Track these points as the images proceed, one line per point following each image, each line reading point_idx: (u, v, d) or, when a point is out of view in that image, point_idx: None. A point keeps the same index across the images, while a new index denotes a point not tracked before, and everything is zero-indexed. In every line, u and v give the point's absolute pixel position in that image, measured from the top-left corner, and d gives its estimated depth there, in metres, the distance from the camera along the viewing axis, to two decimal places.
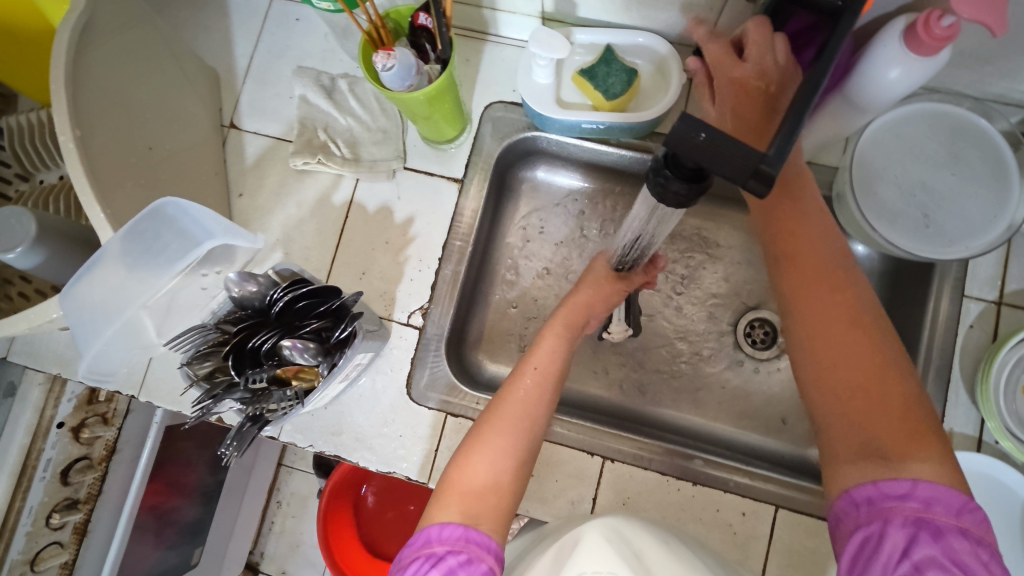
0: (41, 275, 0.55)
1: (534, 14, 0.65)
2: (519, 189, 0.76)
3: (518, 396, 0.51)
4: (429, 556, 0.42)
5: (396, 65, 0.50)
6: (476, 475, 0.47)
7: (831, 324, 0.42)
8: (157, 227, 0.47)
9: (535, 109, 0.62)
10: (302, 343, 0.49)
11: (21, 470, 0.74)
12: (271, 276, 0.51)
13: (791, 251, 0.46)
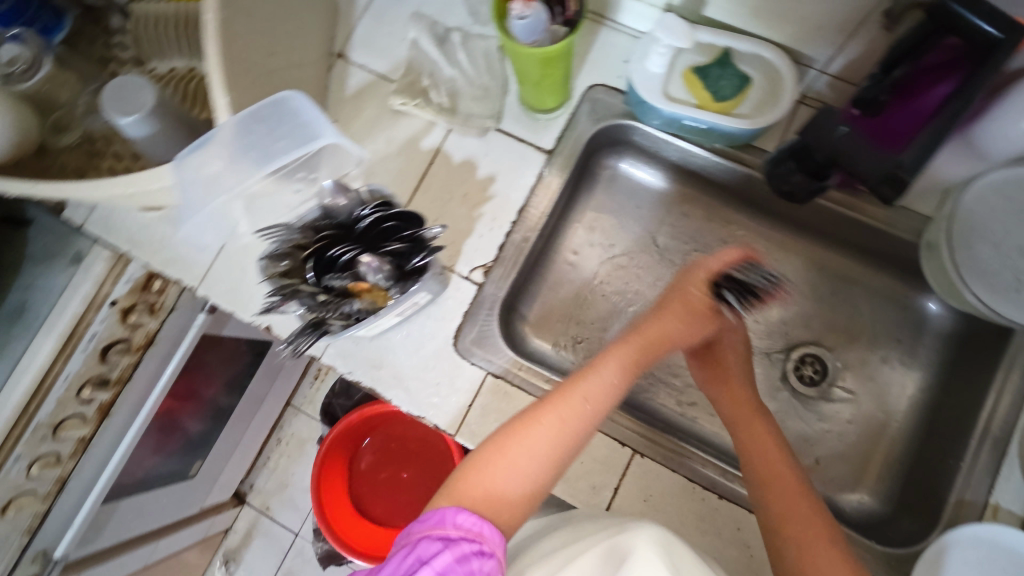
0: (143, 146, 0.56)
1: (657, 6, 0.64)
2: (600, 176, 0.77)
3: (565, 415, 0.53)
4: (442, 536, 0.45)
5: (533, 16, 0.51)
6: (507, 478, 0.50)
7: (774, 489, 0.54)
8: (276, 117, 0.50)
9: (642, 96, 0.62)
10: (379, 264, 0.51)
11: (68, 337, 0.76)
12: (362, 194, 0.52)
13: (739, 429, 0.61)
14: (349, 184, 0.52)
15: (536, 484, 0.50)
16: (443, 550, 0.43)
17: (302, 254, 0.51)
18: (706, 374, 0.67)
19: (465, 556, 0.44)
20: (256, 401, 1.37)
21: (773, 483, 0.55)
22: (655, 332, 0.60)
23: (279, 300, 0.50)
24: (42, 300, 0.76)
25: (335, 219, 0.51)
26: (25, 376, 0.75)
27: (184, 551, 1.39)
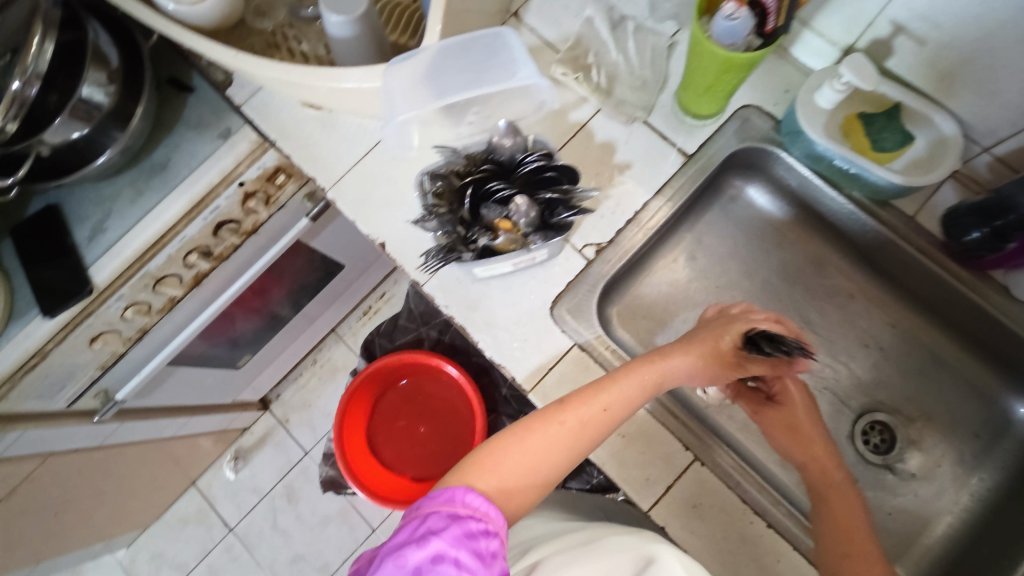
0: (336, 45, 0.61)
1: (840, 44, 0.66)
2: (723, 194, 0.77)
3: (583, 408, 0.55)
4: (451, 512, 0.47)
5: (741, 21, 0.53)
6: (519, 465, 0.52)
7: (846, 568, 0.55)
8: (488, 46, 0.61)
9: (802, 126, 0.63)
10: (528, 207, 0.53)
11: (197, 203, 0.80)
12: (528, 141, 0.55)
13: (831, 508, 0.60)
14: (519, 128, 0.55)
15: (540, 479, 0.53)
16: (452, 523, 0.45)
17: (457, 181, 0.55)
18: (780, 433, 0.66)
19: (473, 531, 0.46)
20: (308, 319, 1.42)
21: (849, 561, 0.55)
22: (676, 362, 0.61)
23: (427, 217, 0.55)
24: (185, 163, 0.80)
25: (497, 156, 0.54)
26: (149, 227, 0.79)
27: (205, 436, 1.45)
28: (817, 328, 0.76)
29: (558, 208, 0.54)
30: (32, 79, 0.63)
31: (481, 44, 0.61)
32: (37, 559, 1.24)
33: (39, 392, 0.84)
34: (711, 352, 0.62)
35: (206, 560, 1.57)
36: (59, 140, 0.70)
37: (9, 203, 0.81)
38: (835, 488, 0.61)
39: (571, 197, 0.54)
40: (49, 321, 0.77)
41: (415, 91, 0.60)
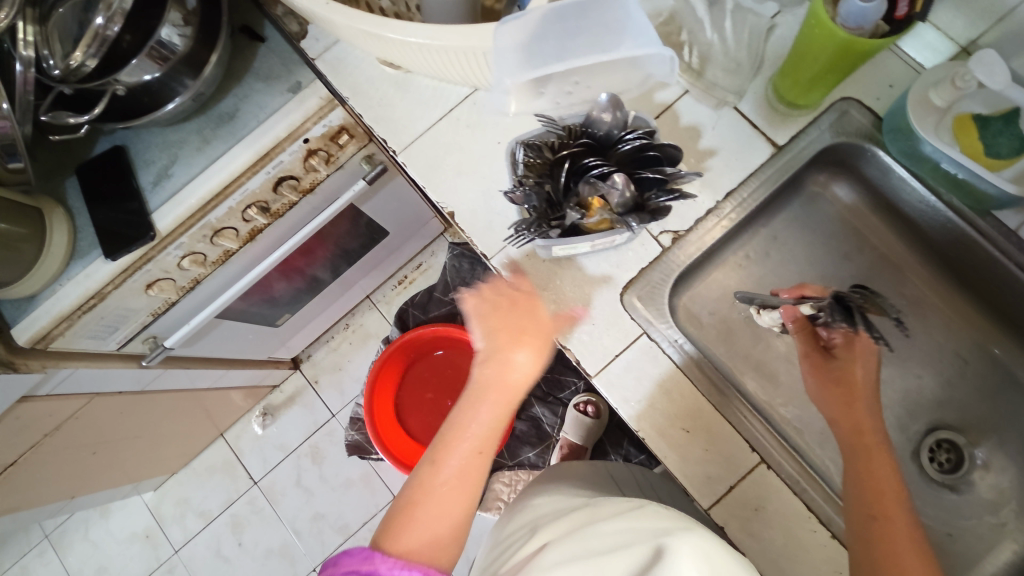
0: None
1: (958, 40, 0.64)
2: (807, 191, 0.74)
3: (455, 455, 0.56)
4: (371, 570, 0.48)
5: (877, 3, 0.50)
6: (428, 524, 0.53)
7: (877, 530, 0.53)
8: (601, 14, 0.57)
9: (914, 125, 0.59)
10: (625, 186, 0.53)
11: (262, 156, 0.78)
12: (628, 117, 0.54)
13: (863, 463, 0.57)
14: (622, 102, 0.53)
15: (461, 518, 0.54)
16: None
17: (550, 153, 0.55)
18: (830, 388, 0.61)
19: None
20: (346, 285, 1.41)
21: (878, 523, 0.53)
22: (517, 368, 0.58)
23: (516, 186, 0.55)
24: (253, 114, 0.78)
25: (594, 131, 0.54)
26: (213, 176, 0.77)
27: (237, 390, 1.47)
28: (891, 338, 0.73)
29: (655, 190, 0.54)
30: (115, 17, 0.62)
31: (595, 9, 0.57)
32: (72, 494, 1.28)
33: (93, 333, 0.85)
34: (534, 344, 0.59)
35: (230, 509, 1.60)
36: (132, 82, 0.69)
37: (76, 143, 0.81)
38: (867, 447, 0.58)
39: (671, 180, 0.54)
40: (110, 263, 0.77)
41: (520, 53, 0.56)
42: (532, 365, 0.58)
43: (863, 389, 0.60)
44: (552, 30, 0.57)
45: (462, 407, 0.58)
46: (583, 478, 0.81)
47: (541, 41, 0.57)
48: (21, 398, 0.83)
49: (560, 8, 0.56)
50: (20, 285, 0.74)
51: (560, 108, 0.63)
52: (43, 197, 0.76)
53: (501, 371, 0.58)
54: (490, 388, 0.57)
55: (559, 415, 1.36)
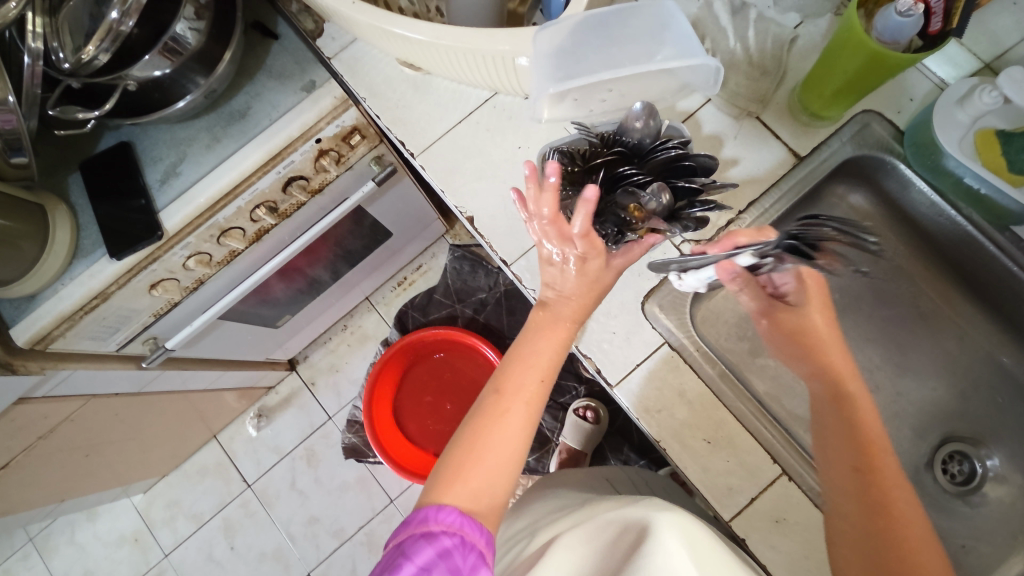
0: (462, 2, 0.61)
1: (982, 57, 0.65)
2: (825, 201, 0.72)
3: (514, 390, 0.55)
4: (426, 533, 0.47)
5: (915, 18, 0.50)
6: (487, 462, 0.52)
7: (865, 480, 0.53)
8: (640, 20, 0.56)
9: (939, 139, 0.59)
10: (661, 194, 0.54)
11: (274, 155, 0.76)
12: (661, 127, 0.56)
13: (846, 425, 0.57)
14: (656, 111, 0.55)
15: (517, 461, 0.53)
16: (425, 546, 0.46)
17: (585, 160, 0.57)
18: (792, 339, 0.62)
19: (449, 550, 0.46)
20: (346, 287, 1.39)
21: (864, 476, 0.54)
22: (563, 308, 0.57)
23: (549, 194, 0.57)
24: (265, 112, 0.77)
25: (627, 139, 0.56)
26: (224, 176, 0.76)
27: (232, 391, 1.44)
28: (904, 350, 0.74)
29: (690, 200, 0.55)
30: (130, 11, 0.60)
31: (639, 18, 0.56)
32: (61, 497, 1.24)
33: (94, 333, 0.83)
34: (589, 292, 0.56)
35: (222, 512, 1.57)
36: (143, 78, 0.67)
37: (80, 137, 0.79)
38: (845, 397, 0.58)
39: (706, 189, 0.54)
40: (115, 263, 0.75)
41: (560, 62, 0.56)
42: (583, 305, 0.57)
43: (828, 342, 0.61)
44: (594, 38, 0.57)
45: (529, 339, 0.57)
46: (582, 483, 0.82)
47: (582, 48, 0.56)
48: (17, 400, 0.81)
49: (602, 15, 0.56)
50: (21, 284, 0.71)
51: (593, 115, 0.62)
52: (46, 193, 0.74)
53: (562, 312, 0.57)
54: (545, 326, 0.57)
55: (560, 420, 1.35)
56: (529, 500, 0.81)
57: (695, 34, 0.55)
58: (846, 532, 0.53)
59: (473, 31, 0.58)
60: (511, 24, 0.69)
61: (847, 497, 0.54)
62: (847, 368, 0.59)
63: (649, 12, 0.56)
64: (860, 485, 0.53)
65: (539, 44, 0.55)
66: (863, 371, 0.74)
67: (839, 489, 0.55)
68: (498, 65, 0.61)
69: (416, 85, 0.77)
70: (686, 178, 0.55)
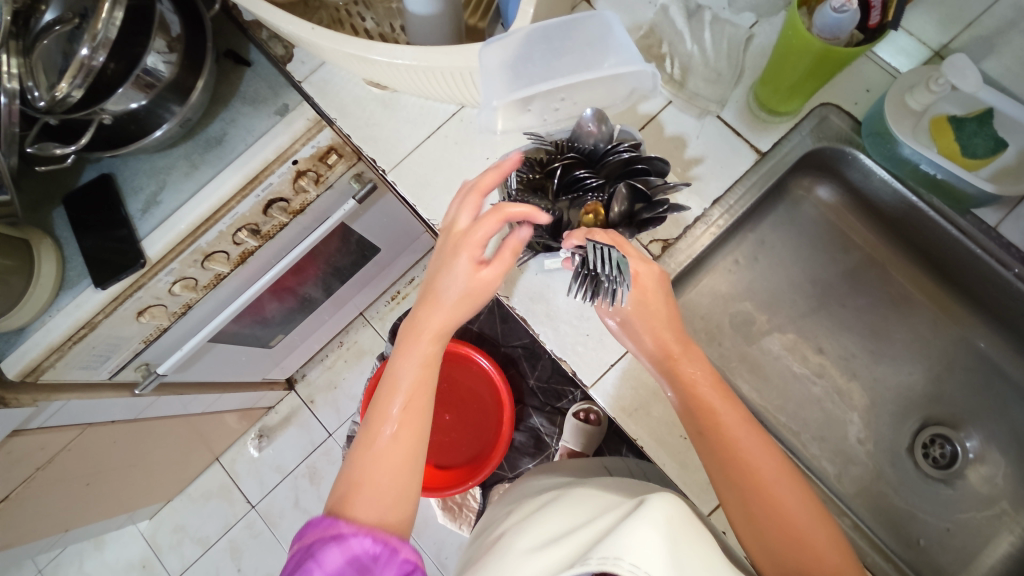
0: (418, 21, 0.63)
1: (934, 45, 0.66)
2: (790, 195, 0.75)
3: (384, 418, 0.54)
4: (334, 536, 0.48)
5: (850, 13, 0.52)
6: (371, 488, 0.52)
7: (769, 519, 0.49)
8: (584, 33, 0.60)
9: (891, 126, 0.60)
10: (620, 199, 0.58)
11: (252, 178, 0.78)
12: (613, 131, 0.58)
13: (709, 407, 0.53)
14: (607, 116, 0.57)
15: (406, 478, 0.53)
16: (334, 550, 0.47)
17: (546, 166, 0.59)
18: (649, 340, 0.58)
19: (354, 554, 0.47)
20: (338, 304, 1.41)
21: (745, 477, 0.50)
22: (435, 322, 0.55)
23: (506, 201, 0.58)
24: (240, 137, 0.79)
25: (582, 145, 0.58)
26: (203, 202, 0.77)
27: (231, 413, 1.45)
28: (880, 337, 0.74)
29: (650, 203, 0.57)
30: (100, 47, 0.62)
31: (580, 30, 0.60)
32: (65, 527, 1.25)
33: (84, 363, 0.84)
34: (466, 295, 0.55)
35: (227, 535, 1.58)
36: (118, 111, 0.69)
37: (63, 172, 0.81)
38: (715, 415, 0.53)
39: (660, 190, 0.57)
40: (101, 292, 0.77)
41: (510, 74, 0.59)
42: (457, 314, 0.56)
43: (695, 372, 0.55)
44: (540, 51, 0.60)
45: (395, 365, 0.56)
46: (576, 468, 0.84)
47: (530, 59, 0.59)
48: (11, 432, 0.82)
49: (547, 28, 0.59)
50: (10, 318, 0.73)
51: (547, 125, 0.64)
52: (31, 227, 0.76)
53: (427, 328, 0.56)
54: (407, 352, 0.56)
55: (557, 424, 1.36)
56: (523, 481, 0.85)
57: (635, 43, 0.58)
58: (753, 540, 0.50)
59: (431, 50, 0.59)
60: (473, 39, 0.71)
61: (736, 503, 0.51)
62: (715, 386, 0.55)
63: (589, 25, 0.60)
64: (740, 476, 0.50)
65: (486, 58, 0.57)
66: (840, 360, 0.74)
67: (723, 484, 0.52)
68: (459, 80, 0.63)
69: (386, 104, 0.79)
70: (641, 178, 0.58)
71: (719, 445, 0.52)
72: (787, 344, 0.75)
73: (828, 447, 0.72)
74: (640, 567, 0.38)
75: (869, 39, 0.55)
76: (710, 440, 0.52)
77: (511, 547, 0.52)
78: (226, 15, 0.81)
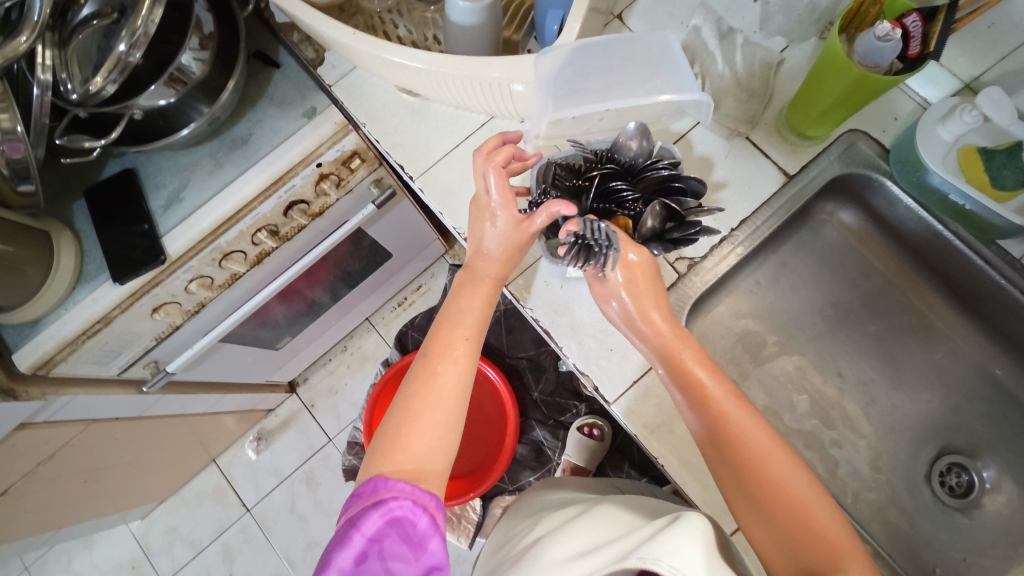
0: (457, 30, 0.63)
1: (964, 77, 0.67)
2: (814, 219, 0.75)
3: (445, 357, 0.56)
4: (376, 500, 0.48)
5: (893, 42, 0.53)
6: (424, 423, 0.53)
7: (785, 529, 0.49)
8: (639, 53, 0.62)
9: (922, 154, 0.61)
10: (652, 216, 0.58)
11: (276, 180, 0.78)
12: (653, 147, 0.59)
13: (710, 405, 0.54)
14: (650, 132, 0.58)
15: (453, 420, 0.54)
16: (373, 514, 0.47)
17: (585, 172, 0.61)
18: (662, 350, 0.58)
19: (394, 516, 0.47)
20: (345, 308, 1.40)
21: (753, 477, 0.51)
22: (488, 268, 0.62)
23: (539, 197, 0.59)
24: (267, 138, 0.79)
25: (620, 157, 0.59)
26: (226, 201, 0.77)
27: (230, 414, 1.43)
28: (899, 363, 0.74)
29: (682, 225, 0.59)
30: (138, 43, 0.62)
31: (640, 51, 0.62)
32: (58, 524, 1.23)
33: (96, 358, 0.83)
34: (506, 249, 0.61)
35: (220, 538, 1.56)
36: (148, 107, 0.69)
37: (85, 164, 0.80)
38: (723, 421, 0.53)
39: (691, 214, 0.58)
40: (118, 288, 0.76)
41: (564, 84, 0.59)
42: (503, 262, 0.62)
43: (699, 372, 0.56)
44: (597, 66, 0.61)
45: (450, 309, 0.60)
46: (586, 486, 0.83)
47: (583, 72, 0.61)
48: (18, 426, 0.81)
49: (601, 44, 0.61)
50: (25, 310, 0.72)
51: (590, 133, 0.66)
52: (50, 219, 0.75)
53: (485, 272, 0.62)
54: (468, 292, 0.61)
55: (560, 438, 1.34)
56: (531, 497, 0.84)
57: (690, 67, 0.60)
58: (768, 545, 0.50)
59: (469, 59, 0.60)
60: (507, 51, 0.72)
61: (748, 508, 0.51)
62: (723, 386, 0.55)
63: (649, 47, 0.62)
64: (750, 478, 0.51)
65: (540, 68, 0.58)
66: (858, 385, 0.74)
67: (733, 488, 0.53)
68: (494, 91, 0.63)
69: (414, 111, 0.80)
70: (676, 197, 0.59)
71: (725, 445, 0.53)
72: (806, 367, 0.75)
73: (845, 472, 0.72)
74: (679, 570, 0.40)
75: (907, 70, 0.56)
76: (717, 442, 0.53)
77: (541, 555, 0.52)
78: (257, 17, 0.81)
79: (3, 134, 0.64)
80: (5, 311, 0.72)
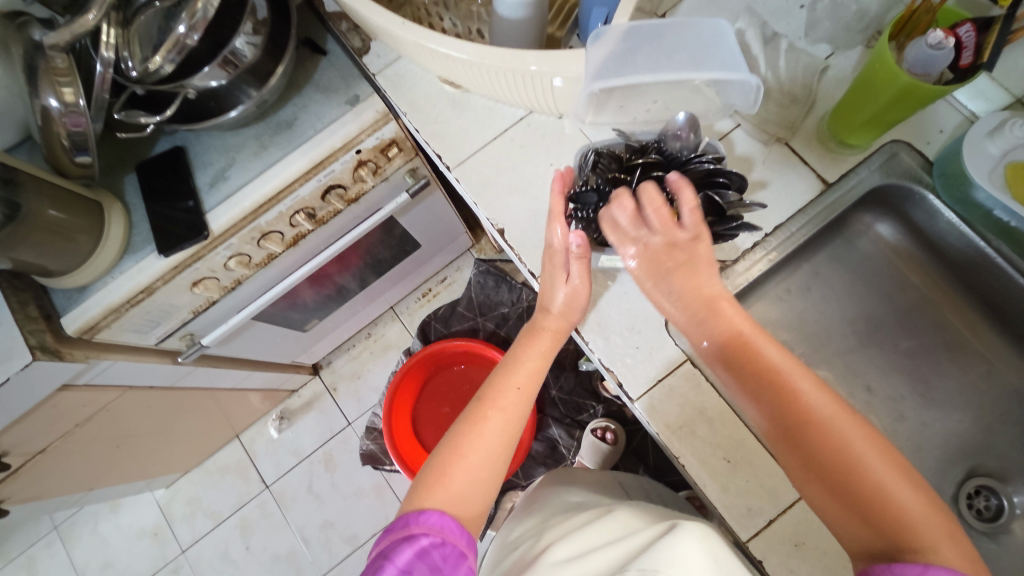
0: (503, 22, 0.65)
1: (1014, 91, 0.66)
2: (849, 230, 0.75)
3: (498, 400, 0.60)
4: (407, 535, 0.50)
5: (946, 51, 0.52)
6: (468, 461, 0.56)
7: (867, 519, 0.47)
8: (691, 37, 0.62)
9: (968, 167, 0.60)
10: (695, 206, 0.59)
11: (317, 163, 0.80)
12: (700, 142, 0.63)
13: (753, 359, 0.53)
14: (698, 125, 0.62)
15: (497, 463, 0.57)
16: (405, 549, 0.49)
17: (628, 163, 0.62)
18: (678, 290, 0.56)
19: (425, 549, 0.49)
20: (372, 296, 1.43)
21: (812, 442, 0.49)
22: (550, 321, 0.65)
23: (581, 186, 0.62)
24: (311, 123, 0.81)
25: (666, 149, 0.61)
26: (270, 181, 0.79)
27: (256, 392, 1.47)
28: (930, 379, 0.73)
29: (724, 220, 0.60)
30: (197, 24, 0.65)
31: (688, 34, 0.63)
32: (90, 485, 1.28)
33: (136, 326, 0.87)
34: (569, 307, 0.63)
35: (239, 511, 1.60)
36: (201, 87, 0.72)
37: (137, 141, 0.84)
38: (798, 409, 0.50)
39: (735, 207, 0.59)
40: (163, 260, 0.79)
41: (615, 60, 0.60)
42: (567, 319, 0.64)
43: (767, 352, 0.52)
44: (646, 46, 0.62)
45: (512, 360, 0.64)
46: (597, 482, 0.84)
47: (635, 53, 0.61)
48: (60, 387, 0.84)
49: (653, 28, 0.62)
50: (74, 276, 0.76)
51: (636, 124, 0.67)
52: (103, 191, 0.79)
53: (548, 323, 0.65)
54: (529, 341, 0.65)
55: (576, 438, 1.35)
56: (543, 489, 0.85)
57: (741, 51, 0.60)
58: (832, 509, 0.49)
59: (512, 50, 0.61)
60: (550, 46, 0.73)
61: (808, 478, 0.50)
62: (797, 369, 0.52)
63: (697, 31, 0.63)
64: (808, 444, 0.49)
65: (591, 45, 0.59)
66: (887, 401, 0.73)
67: (791, 457, 0.51)
68: (535, 86, 0.65)
69: (454, 102, 0.81)
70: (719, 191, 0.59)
71: (778, 407, 0.51)
72: (834, 379, 0.74)
73: None
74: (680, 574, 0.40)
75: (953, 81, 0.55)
76: (765, 403, 0.52)
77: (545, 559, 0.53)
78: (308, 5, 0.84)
79: (66, 107, 0.67)
80: (56, 275, 0.76)
